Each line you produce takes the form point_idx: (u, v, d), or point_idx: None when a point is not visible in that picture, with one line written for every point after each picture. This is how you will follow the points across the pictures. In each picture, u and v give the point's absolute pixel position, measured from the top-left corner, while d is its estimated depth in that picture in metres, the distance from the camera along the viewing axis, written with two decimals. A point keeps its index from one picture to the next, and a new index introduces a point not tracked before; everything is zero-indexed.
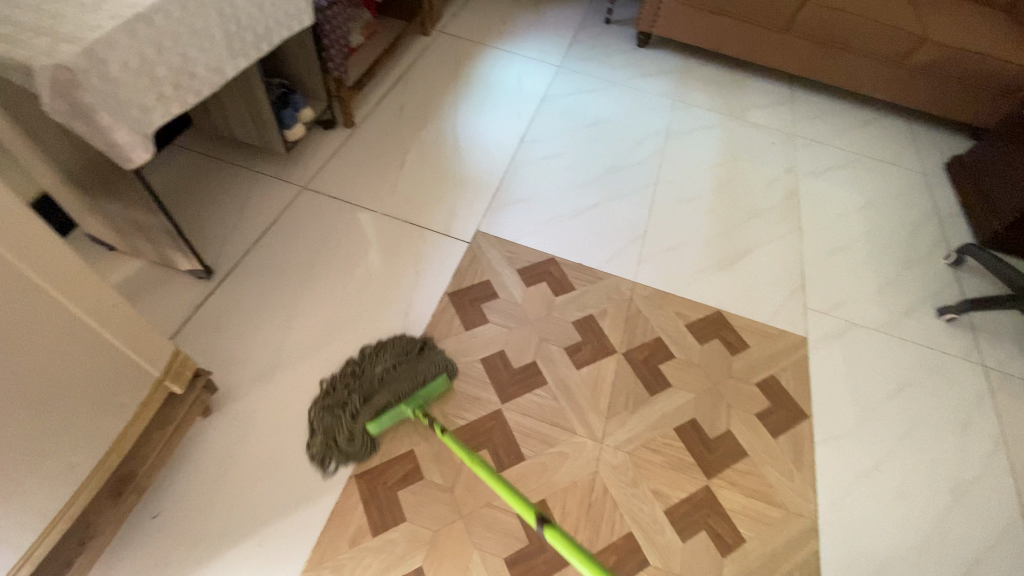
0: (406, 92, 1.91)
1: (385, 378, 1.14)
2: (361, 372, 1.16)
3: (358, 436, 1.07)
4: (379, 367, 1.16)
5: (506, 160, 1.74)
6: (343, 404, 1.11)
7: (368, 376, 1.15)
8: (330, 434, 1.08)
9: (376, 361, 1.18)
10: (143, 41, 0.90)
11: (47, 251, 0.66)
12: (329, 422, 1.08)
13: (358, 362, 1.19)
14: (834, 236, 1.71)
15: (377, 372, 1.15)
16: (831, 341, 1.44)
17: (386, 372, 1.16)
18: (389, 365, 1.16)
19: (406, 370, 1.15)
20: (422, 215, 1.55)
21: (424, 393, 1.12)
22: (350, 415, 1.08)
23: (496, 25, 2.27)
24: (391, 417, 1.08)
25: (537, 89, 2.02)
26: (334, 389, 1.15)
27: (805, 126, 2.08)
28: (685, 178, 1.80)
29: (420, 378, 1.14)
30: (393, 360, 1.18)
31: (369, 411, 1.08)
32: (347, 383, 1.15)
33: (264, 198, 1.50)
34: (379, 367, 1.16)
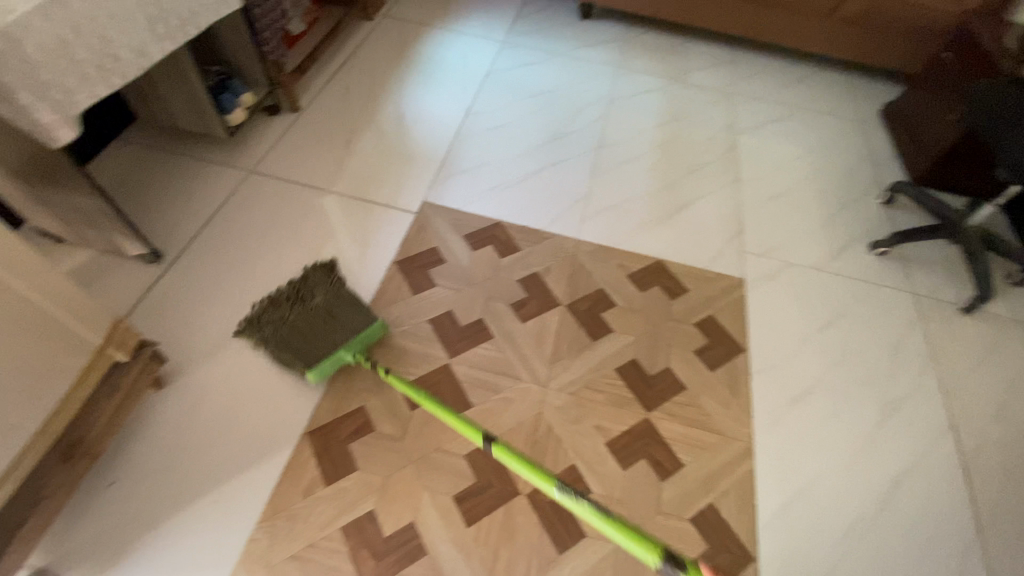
0: (351, 75, 1.94)
1: (323, 314, 1.16)
2: (305, 299, 1.19)
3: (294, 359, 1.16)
4: (319, 300, 1.18)
5: (451, 133, 1.79)
6: (287, 332, 1.15)
7: (310, 307, 1.17)
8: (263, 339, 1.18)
9: (318, 292, 1.20)
10: (58, 24, 0.93)
11: None
12: (264, 333, 1.17)
13: (300, 287, 1.21)
14: (771, 185, 1.78)
15: (318, 305, 1.17)
16: (767, 281, 1.50)
17: (326, 306, 1.17)
18: (332, 295, 1.19)
19: (344, 305, 1.18)
20: (368, 191, 1.59)
21: (362, 339, 1.15)
22: (290, 348, 1.14)
23: (440, 7, 2.30)
24: (333, 365, 1.14)
25: (481, 64, 2.06)
26: (274, 307, 1.19)
27: (744, 84, 2.15)
28: (627, 140, 1.86)
29: (364, 320, 1.18)
30: (330, 293, 1.19)
31: (309, 354, 1.13)
32: (289, 303, 1.20)
33: (212, 184, 1.53)
34: (319, 299, 1.18)
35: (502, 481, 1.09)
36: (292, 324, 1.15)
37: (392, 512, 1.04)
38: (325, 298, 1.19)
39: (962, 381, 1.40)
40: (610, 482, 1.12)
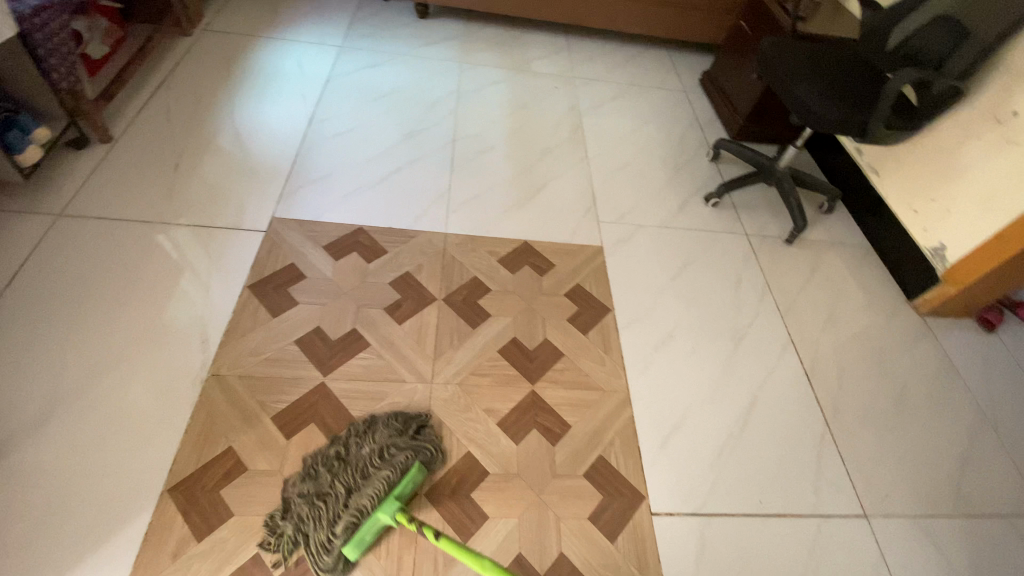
0: (172, 95, 1.77)
1: (376, 466, 1.00)
2: (349, 452, 1.04)
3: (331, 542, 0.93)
4: (367, 448, 1.03)
5: (296, 144, 1.70)
6: (326, 502, 0.96)
7: (357, 461, 1.01)
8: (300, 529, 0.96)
9: (365, 441, 1.05)
10: None
11: None
12: (305, 513, 0.96)
13: (347, 438, 1.07)
14: (617, 156, 1.92)
15: (367, 456, 1.02)
16: (625, 243, 1.63)
17: (375, 460, 1.01)
18: (380, 447, 1.03)
19: (399, 452, 1.02)
20: (210, 216, 1.46)
21: (402, 487, 1.00)
22: (329, 524, 0.93)
23: (268, 16, 2.18)
24: (370, 531, 0.95)
25: (320, 71, 1.99)
26: (316, 475, 1.02)
27: (582, 67, 2.30)
28: (480, 131, 1.90)
29: (406, 463, 1.01)
30: (385, 444, 1.03)
31: (346, 521, 0.93)
32: (334, 463, 1.03)
33: (7, 235, 1.31)
34: (367, 448, 1.03)
35: None
36: (336, 487, 0.98)
37: (281, 549, 0.97)
38: (387, 446, 1.03)
39: (793, 301, 1.63)
40: (505, 460, 1.14)
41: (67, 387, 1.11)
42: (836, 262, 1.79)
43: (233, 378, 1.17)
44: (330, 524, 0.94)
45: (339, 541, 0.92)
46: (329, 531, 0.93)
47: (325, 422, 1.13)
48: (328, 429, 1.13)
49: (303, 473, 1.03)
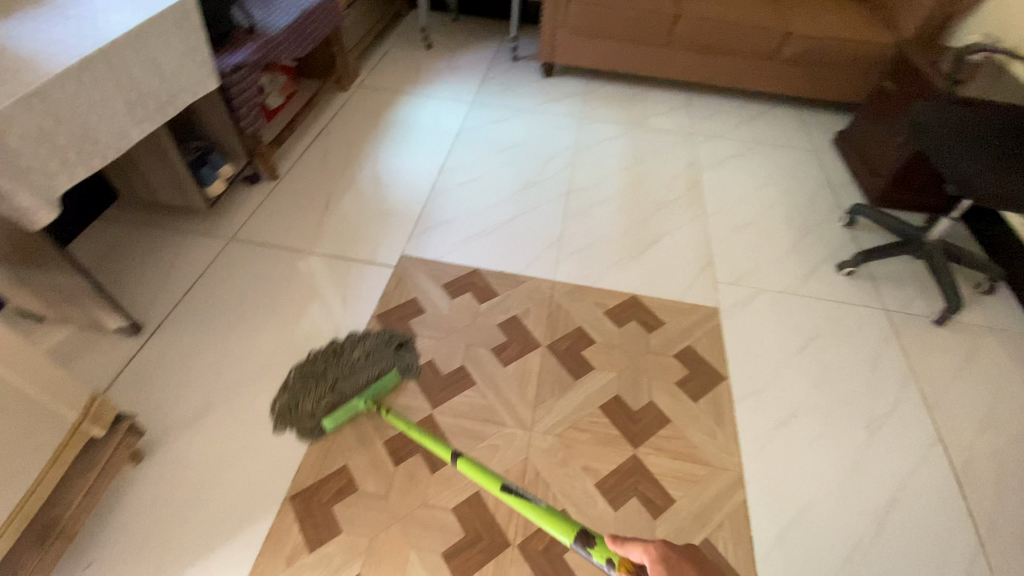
0: (329, 141, 2.03)
1: (362, 366, 1.29)
2: (342, 352, 1.32)
3: (314, 414, 1.19)
4: (357, 352, 1.32)
5: (426, 190, 1.86)
6: (318, 382, 1.25)
7: (348, 360, 1.30)
8: (294, 400, 1.22)
9: (357, 346, 1.34)
10: (40, 113, 0.98)
11: None
12: (299, 390, 1.24)
13: (344, 342, 1.35)
14: (737, 216, 1.85)
15: (357, 358, 1.31)
16: (742, 308, 1.54)
17: (362, 361, 1.30)
18: (368, 352, 1.31)
19: (380, 358, 1.30)
20: (347, 250, 1.63)
21: (377, 386, 1.23)
22: (315, 399, 1.21)
23: (412, 74, 2.45)
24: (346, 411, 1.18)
25: (452, 123, 2.18)
26: (314, 363, 1.30)
27: (703, 124, 2.27)
28: (596, 184, 1.94)
29: (384, 368, 1.29)
30: (371, 351, 1.31)
31: (330, 398, 1.22)
32: (328, 360, 1.31)
33: (193, 253, 1.56)
34: (358, 352, 1.32)
35: (491, 532, 1.07)
36: (328, 375, 1.27)
37: None
38: (373, 352, 1.31)
39: (944, 393, 1.41)
40: (601, 525, 1.09)
41: (220, 389, 1.27)
42: (998, 352, 1.53)
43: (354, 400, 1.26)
44: (317, 397, 1.22)
45: (320, 411, 1.19)
46: (314, 405, 1.21)
47: (429, 455, 1.17)
48: (431, 463, 1.16)
49: (306, 361, 1.31)
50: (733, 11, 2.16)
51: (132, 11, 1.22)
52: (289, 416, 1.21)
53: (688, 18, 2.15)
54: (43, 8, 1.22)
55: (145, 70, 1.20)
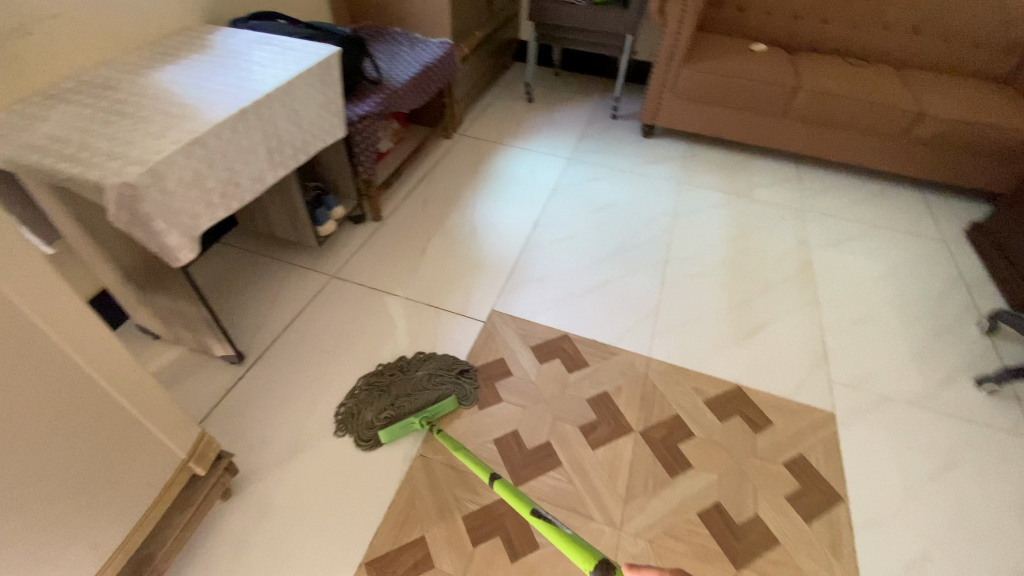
0: (429, 187, 2.09)
1: (424, 386, 1.33)
2: (408, 370, 1.38)
3: (373, 425, 1.26)
4: (421, 372, 1.37)
5: (520, 244, 1.85)
6: (381, 395, 1.32)
7: (412, 378, 1.35)
8: (358, 410, 1.30)
9: (422, 366, 1.39)
10: (197, 159, 1.05)
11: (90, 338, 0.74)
12: (364, 400, 1.31)
13: (411, 360, 1.41)
14: (854, 307, 1.69)
15: (420, 377, 1.36)
16: (861, 416, 1.38)
17: (424, 382, 1.34)
18: (431, 374, 1.36)
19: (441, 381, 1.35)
20: (439, 299, 1.63)
21: (433, 409, 1.27)
22: (376, 411, 1.28)
23: (512, 126, 2.50)
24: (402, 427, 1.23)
25: (548, 178, 2.18)
26: (381, 376, 1.37)
27: (813, 199, 2.14)
28: (696, 254, 1.85)
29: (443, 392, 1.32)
30: (434, 373, 1.36)
31: (390, 411, 1.28)
32: (394, 375, 1.37)
33: (297, 287, 1.62)
34: (422, 372, 1.37)
35: None
36: (391, 390, 1.33)
37: None
38: (435, 375, 1.36)
39: None
40: None
41: (308, 432, 1.28)
42: None
43: (437, 464, 1.22)
44: (378, 409, 1.29)
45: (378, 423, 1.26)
46: (374, 416, 1.28)
47: (510, 540, 1.10)
48: (511, 549, 1.09)
49: (374, 372, 1.39)
50: (859, 88, 2.03)
51: (284, 65, 1.32)
52: (349, 424, 1.28)
53: (807, 91, 2.05)
54: (207, 58, 1.34)
55: (289, 120, 1.28)
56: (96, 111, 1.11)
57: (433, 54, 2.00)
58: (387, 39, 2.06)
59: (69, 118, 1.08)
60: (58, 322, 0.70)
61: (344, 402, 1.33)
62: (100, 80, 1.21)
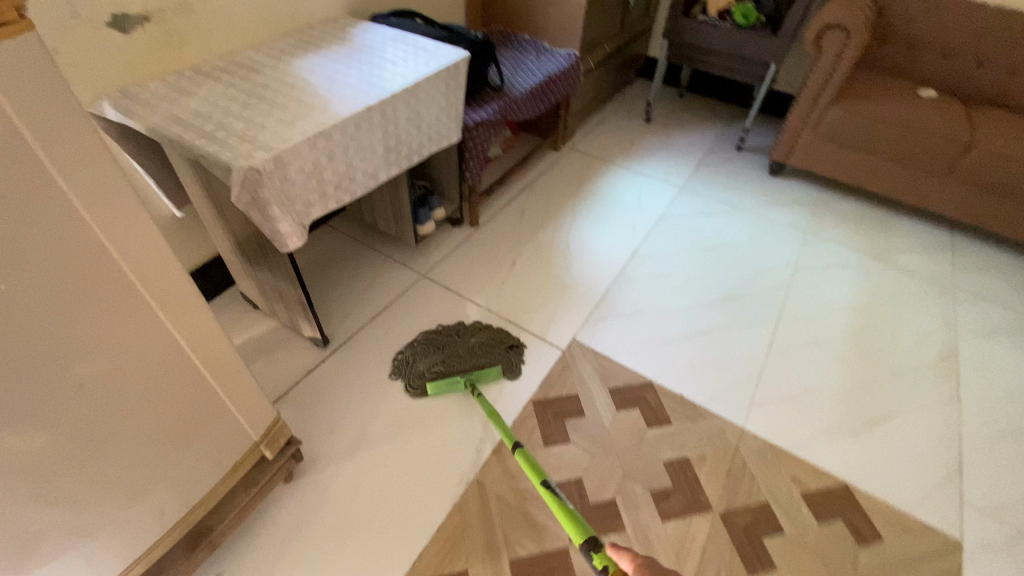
0: (530, 198, 2.05)
1: (475, 352, 1.44)
2: (462, 334, 1.49)
3: (423, 376, 1.38)
4: (474, 339, 1.47)
5: (615, 274, 1.75)
6: (435, 350, 1.44)
7: (465, 342, 1.46)
8: (412, 358, 1.42)
9: (476, 333, 1.49)
10: (320, 152, 1.07)
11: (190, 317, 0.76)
12: (419, 351, 1.44)
13: (467, 325, 1.52)
14: (1008, 417, 1.40)
15: (473, 343, 1.47)
16: (1003, 559, 1.13)
17: (476, 348, 1.45)
18: (483, 342, 1.46)
19: (491, 351, 1.44)
20: (522, 318, 1.57)
21: (478, 374, 1.36)
22: (427, 364, 1.41)
23: (625, 145, 2.39)
24: (447, 383, 1.34)
25: (656, 206, 2.05)
26: (438, 333, 1.49)
27: (969, 277, 1.82)
28: (813, 318, 1.64)
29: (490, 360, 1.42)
30: (485, 342, 1.46)
31: (440, 367, 1.40)
32: (449, 336, 1.48)
33: (387, 281, 1.64)
34: (475, 339, 1.47)
35: None
36: (445, 348, 1.45)
37: None
38: (486, 344, 1.46)
39: None
40: None
41: (374, 432, 1.29)
42: None
43: (493, 496, 1.18)
44: (430, 362, 1.41)
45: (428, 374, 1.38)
46: (425, 368, 1.40)
47: None
48: None
49: (433, 328, 1.51)
50: None
51: (414, 66, 1.33)
52: (403, 368, 1.41)
53: (985, 151, 1.74)
54: (343, 50, 1.38)
55: (409, 122, 1.29)
56: (238, 91, 1.17)
57: (557, 65, 1.96)
58: (514, 46, 2.04)
59: (214, 96, 1.14)
60: (164, 298, 0.72)
61: (401, 349, 1.46)
62: (246, 62, 1.28)
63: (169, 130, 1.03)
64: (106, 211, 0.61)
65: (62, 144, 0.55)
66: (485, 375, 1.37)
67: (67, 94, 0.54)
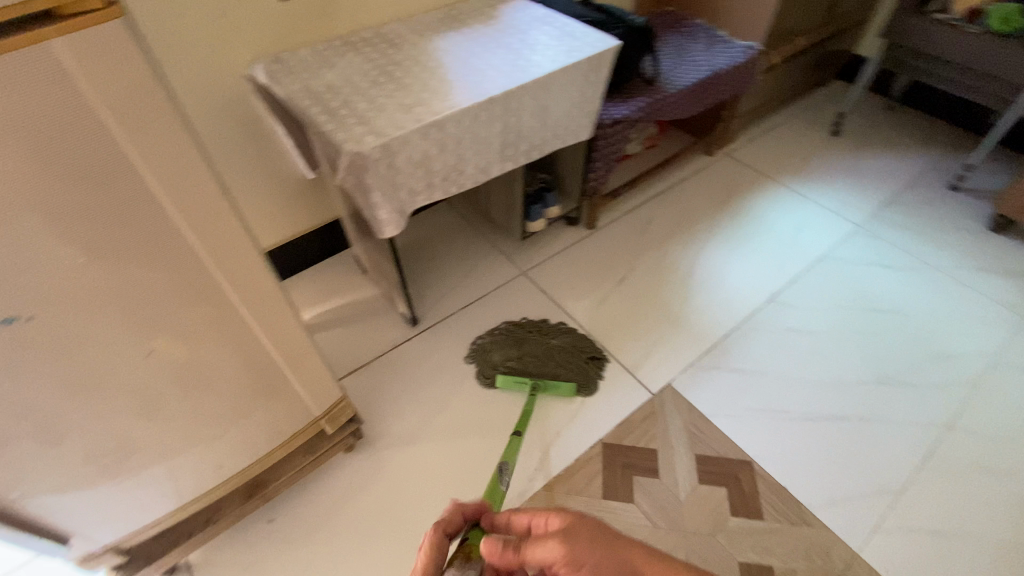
0: (663, 206, 1.83)
1: (553, 356, 1.37)
2: (545, 333, 1.43)
3: (495, 366, 1.36)
4: (556, 342, 1.40)
5: (741, 317, 1.49)
6: (514, 344, 1.41)
7: (545, 343, 1.40)
8: (491, 345, 1.41)
9: (560, 336, 1.42)
10: (431, 142, 1.03)
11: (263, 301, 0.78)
12: (499, 340, 1.41)
13: (552, 325, 1.45)
14: None
15: (553, 346, 1.40)
16: None
17: (555, 352, 1.38)
18: (564, 347, 1.39)
19: (570, 359, 1.36)
20: (616, 343, 1.42)
21: (549, 384, 1.30)
22: (502, 355, 1.38)
23: (795, 161, 2.01)
24: (514, 383, 1.31)
25: (815, 244, 1.70)
26: (522, 326, 1.45)
27: None
28: (1003, 438, 1.24)
29: (567, 371, 1.34)
30: (566, 348, 1.39)
31: (513, 363, 1.36)
32: (532, 332, 1.43)
33: (487, 271, 1.60)
34: (557, 342, 1.40)
35: None
36: (524, 344, 1.41)
37: None
38: (566, 351, 1.38)
39: None
40: None
41: (435, 426, 1.27)
42: None
43: None
44: (505, 355, 1.38)
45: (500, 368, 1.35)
46: (498, 359, 1.38)
47: None
48: None
49: (518, 320, 1.47)
50: None
51: (554, 53, 1.21)
52: (479, 353, 1.40)
53: None
54: (486, 30, 1.30)
55: (533, 116, 1.19)
56: (374, 67, 1.16)
57: (729, 60, 1.67)
58: (683, 32, 1.79)
59: (350, 70, 1.15)
60: (239, 283, 0.73)
61: (483, 333, 1.45)
62: (390, 35, 1.27)
63: (300, 101, 1.06)
64: (189, 202, 0.62)
65: (147, 134, 0.55)
66: (557, 386, 1.29)
67: (155, 87, 0.53)
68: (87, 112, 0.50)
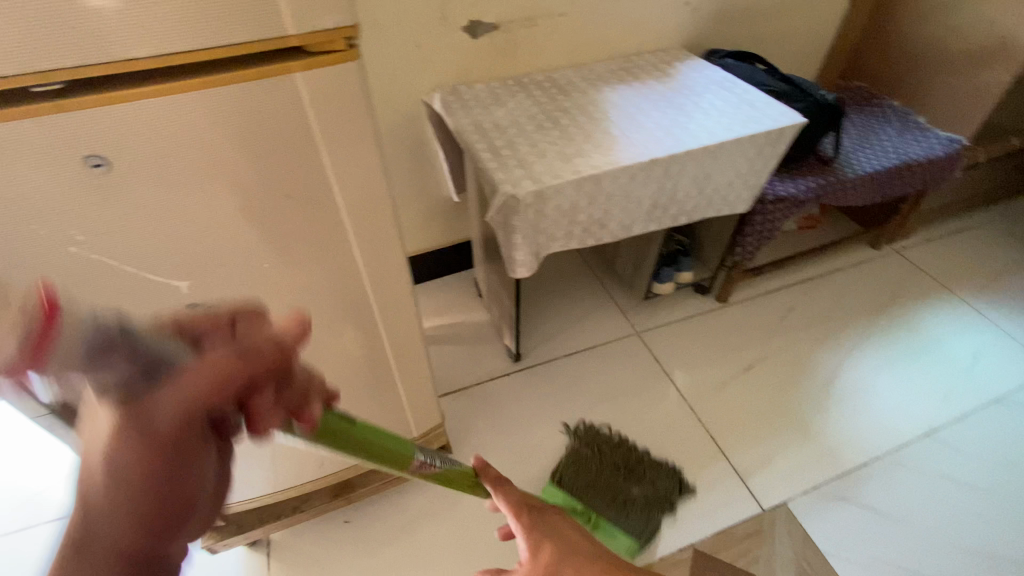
0: (808, 296, 1.65)
1: (625, 502, 1.16)
2: (634, 473, 1.21)
3: (565, 470, 1.21)
4: (639, 489, 1.18)
5: (886, 449, 1.29)
6: (594, 459, 1.23)
7: (627, 485, 1.19)
8: (580, 444, 1.27)
9: (647, 484, 1.20)
10: (583, 195, 1.02)
11: (396, 321, 0.80)
12: (589, 443, 1.27)
13: (648, 462, 1.23)
14: None
15: (632, 491, 1.18)
16: None
17: (629, 498, 1.16)
18: (642, 500, 1.17)
19: (640, 519, 1.14)
20: (728, 438, 1.29)
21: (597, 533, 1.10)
22: (574, 464, 1.22)
23: (983, 276, 1.72)
24: (561, 501, 1.13)
25: (995, 382, 1.44)
26: (612, 444, 1.27)
27: None
28: None
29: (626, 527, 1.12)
30: (643, 500, 1.16)
31: (580, 483, 1.19)
32: (619, 460, 1.23)
33: (600, 322, 1.55)
34: (638, 492, 1.18)
35: None
36: (602, 469, 1.22)
37: None
38: (642, 504, 1.16)
39: None
40: None
41: (518, 472, 1.24)
42: None
43: None
44: (581, 467, 1.22)
45: (563, 477, 1.19)
46: (568, 465, 1.22)
47: None
48: None
49: (614, 436, 1.29)
50: None
51: (728, 122, 1.14)
52: (572, 441, 1.28)
53: None
54: (658, 87, 1.27)
55: (693, 182, 1.13)
56: (541, 112, 1.18)
57: (924, 152, 1.48)
58: (871, 113, 1.62)
59: (519, 112, 1.18)
60: (385, 305, 0.76)
61: (581, 425, 1.31)
62: (562, 82, 1.29)
63: (468, 135, 1.11)
64: (365, 228, 0.65)
65: (349, 165, 0.58)
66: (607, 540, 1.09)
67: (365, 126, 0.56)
68: (307, 141, 0.55)
